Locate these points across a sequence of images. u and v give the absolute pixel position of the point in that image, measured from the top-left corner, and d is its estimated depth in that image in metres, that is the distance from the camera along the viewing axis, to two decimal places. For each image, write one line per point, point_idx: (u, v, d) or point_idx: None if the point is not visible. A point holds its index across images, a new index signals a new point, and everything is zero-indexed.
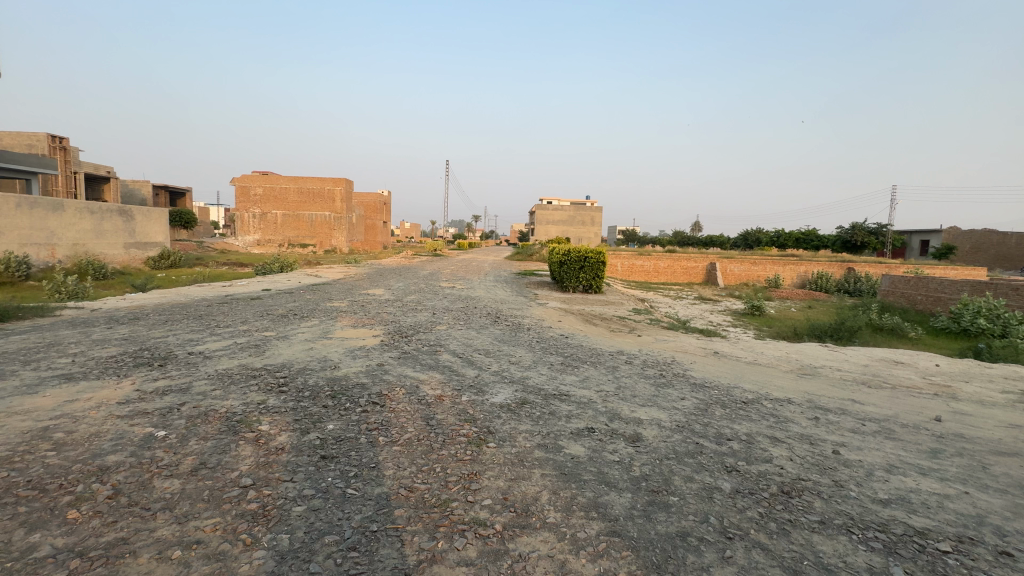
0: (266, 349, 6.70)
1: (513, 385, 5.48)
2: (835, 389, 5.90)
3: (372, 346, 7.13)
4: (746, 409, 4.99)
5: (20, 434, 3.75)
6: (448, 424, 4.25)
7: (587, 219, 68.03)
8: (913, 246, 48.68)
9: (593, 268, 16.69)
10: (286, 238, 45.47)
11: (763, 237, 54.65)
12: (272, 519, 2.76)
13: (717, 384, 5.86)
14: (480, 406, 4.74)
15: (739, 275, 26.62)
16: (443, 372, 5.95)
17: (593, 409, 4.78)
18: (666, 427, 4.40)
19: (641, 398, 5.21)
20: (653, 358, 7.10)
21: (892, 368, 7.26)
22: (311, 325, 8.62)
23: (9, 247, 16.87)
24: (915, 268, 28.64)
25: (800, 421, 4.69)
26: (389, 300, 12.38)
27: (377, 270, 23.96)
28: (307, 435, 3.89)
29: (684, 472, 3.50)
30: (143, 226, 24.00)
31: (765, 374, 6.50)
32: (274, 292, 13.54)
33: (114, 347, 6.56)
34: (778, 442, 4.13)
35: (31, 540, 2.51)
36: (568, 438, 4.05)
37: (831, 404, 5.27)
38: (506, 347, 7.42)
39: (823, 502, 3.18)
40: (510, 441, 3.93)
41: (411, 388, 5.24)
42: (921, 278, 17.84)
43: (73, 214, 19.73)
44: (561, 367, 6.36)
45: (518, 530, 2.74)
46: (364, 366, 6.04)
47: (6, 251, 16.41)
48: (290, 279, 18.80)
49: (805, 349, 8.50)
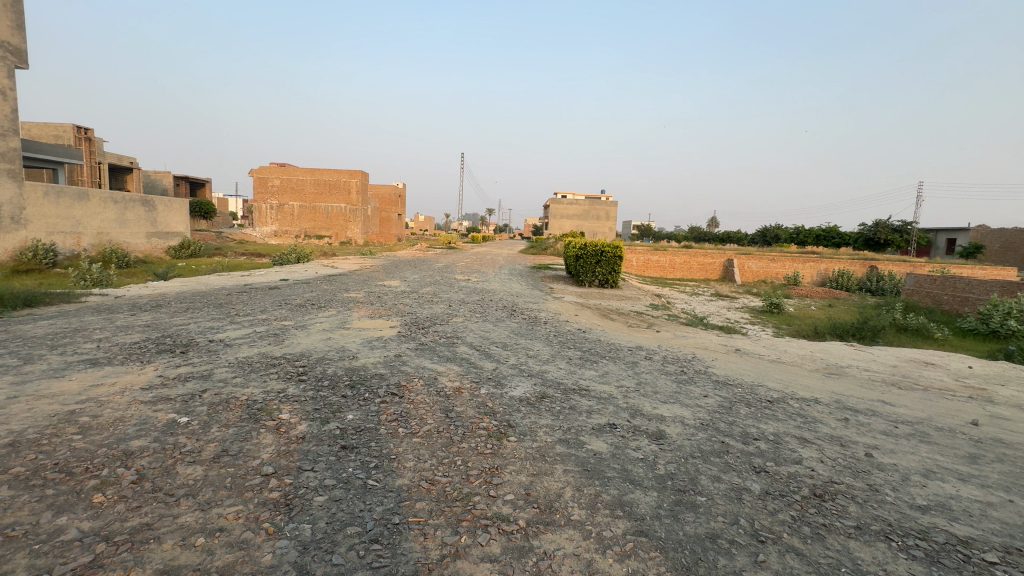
0: (284, 339, 6.72)
1: (532, 378, 5.43)
2: (863, 390, 5.72)
3: (390, 337, 7.13)
4: (772, 408, 4.85)
5: (48, 417, 3.80)
6: (468, 416, 4.21)
7: (601, 213, 67.45)
8: (939, 244, 47.32)
9: (609, 262, 16.50)
10: (302, 230, 45.96)
11: (783, 233, 53.60)
12: (294, 508, 2.74)
13: (740, 382, 5.71)
14: (498, 399, 4.68)
15: (757, 271, 26.17)
16: (461, 364, 5.90)
17: (615, 405, 4.69)
18: (689, 424, 4.29)
19: (663, 395, 5.10)
20: (673, 355, 6.96)
21: (923, 369, 7.01)
22: (329, 315, 8.66)
23: (37, 235, 17.29)
24: (941, 267, 27.84)
25: (829, 422, 4.55)
26: (405, 291, 12.40)
27: (392, 262, 24.11)
28: (328, 425, 3.88)
29: (711, 472, 3.40)
30: (165, 216, 24.40)
31: (790, 373, 6.32)
32: (291, 282, 13.64)
33: (137, 334, 6.66)
34: (807, 443, 4.00)
35: (58, 523, 2.52)
36: (590, 434, 3.97)
37: (860, 405, 5.11)
38: (524, 341, 7.34)
39: (858, 507, 3.06)
40: (531, 436, 3.87)
41: (429, 379, 5.20)
42: (948, 278, 17.32)
43: (98, 204, 20.13)
44: (580, 362, 6.27)
45: (542, 527, 2.67)
46: (381, 357, 6.03)
47: (34, 240, 16.83)
48: (306, 270, 19.04)
49: (829, 348, 8.26)
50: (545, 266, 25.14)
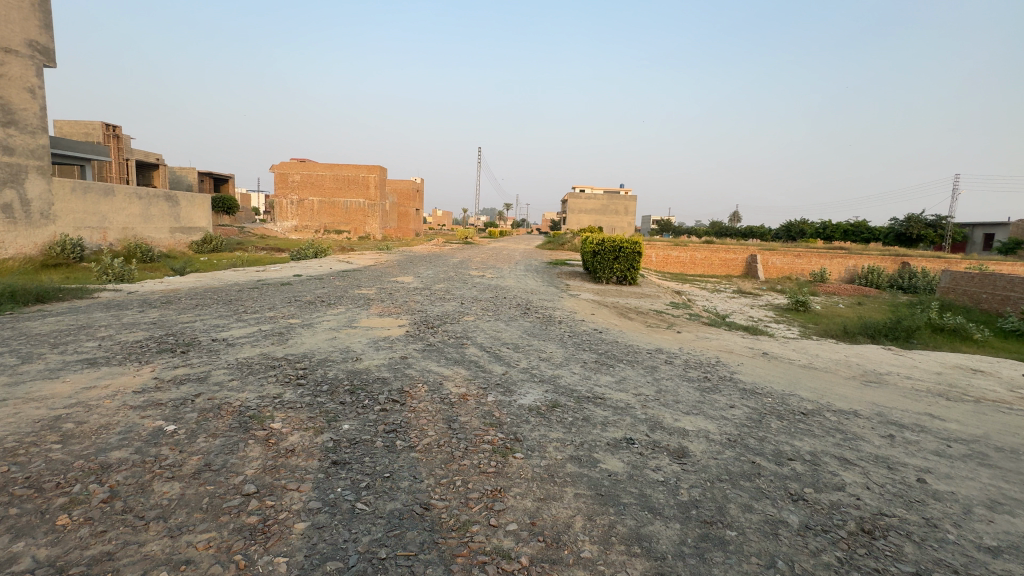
0: (289, 338, 6.51)
1: (543, 385, 5.07)
2: (907, 401, 5.22)
3: (397, 336, 6.88)
4: (806, 422, 4.42)
5: (31, 423, 3.62)
6: (472, 428, 3.89)
7: (620, 207, 66.43)
8: (976, 239, 45.19)
9: (628, 259, 16.01)
10: (322, 225, 46.41)
11: (807, 227, 51.95)
12: (271, 537, 2.46)
13: (769, 391, 5.27)
14: (506, 408, 4.35)
15: (781, 268, 25.31)
16: (468, 367, 5.59)
17: (632, 417, 4.32)
18: (714, 440, 3.90)
19: (685, 405, 4.70)
20: (696, 358, 6.55)
21: (970, 377, 6.45)
22: (337, 312, 8.46)
23: (65, 230, 17.59)
24: (979, 263, 26.53)
25: (873, 440, 4.10)
26: (418, 288, 12.15)
27: (407, 257, 24.05)
28: (321, 436, 3.61)
29: (740, 500, 3.03)
30: (188, 211, 24.72)
31: (825, 381, 5.83)
32: (305, 278, 13.55)
33: (141, 332, 6.51)
34: (849, 465, 3.58)
35: (13, 550, 2.29)
36: (604, 451, 3.62)
37: (905, 419, 4.63)
38: (536, 342, 6.99)
39: (916, 547, 2.65)
40: (539, 452, 3.53)
41: (433, 385, 4.89)
42: (987, 275, 16.33)
43: (123, 199, 20.42)
44: (595, 366, 5.89)
45: (548, 567, 2.34)
46: (386, 359, 5.76)
47: (61, 235, 17.11)
48: (322, 265, 19.03)
49: (865, 352, 7.71)
50: (562, 261, 24.70)
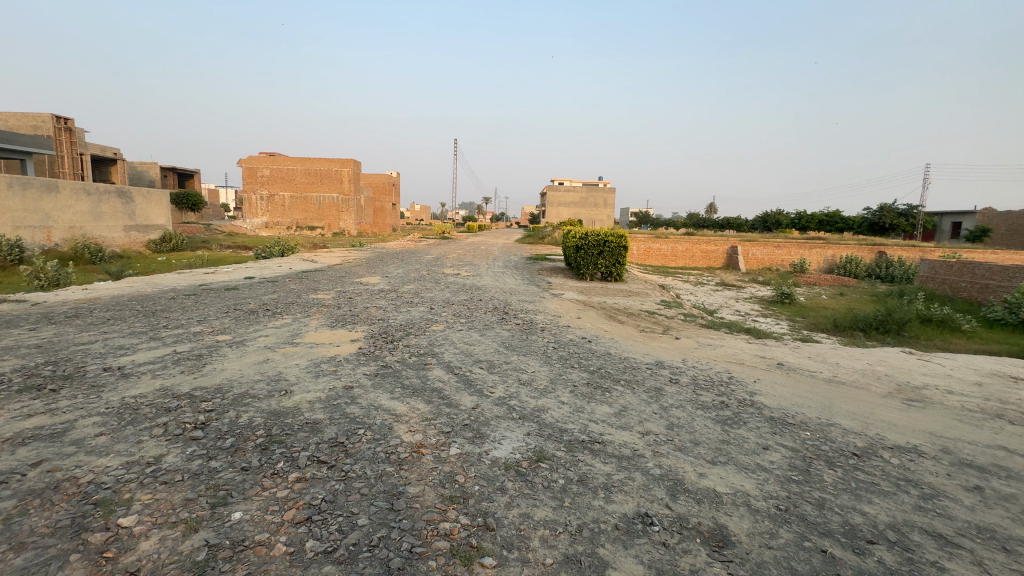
0: (206, 363, 5.19)
1: (523, 425, 3.90)
2: (971, 430, 4.24)
3: (348, 356, 5.65)
4: (866, 471, 3.39)
5: None
6: (422, 508, 2.73)
7: (600, 201, 65.63)
8: (944, 228, 45.93)
9: (614, 254, 15.00)
10: (293, 221, 44.29)
11: (783, 217, 52.05)
12: None
13: (803, 421, 4.24)
14: (474, 468, 3.19)
15: (762, 259, 24.69)
16: (428, 400, 4.39)
17: (643, 474, 3.21)
18: (760, 512, 2.83)
19: (708, 450, 3.61)
20: (705, 375, 5.50)
21: (1013, 389, 5.55)
22: (281, 325, 7.12)
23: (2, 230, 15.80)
24: (952, 251, 26.52)
25: (961, 498, 3.09)
26: (385, 291, 10.86)
27: (379, 254, 22.72)
28: (191, 540, 2.39)
29: None
30: (143, 208, 22.70)
31: (862, 403, 4.83)
32: (259, 281, 12.02)
33: (12, 361, 5.07)
34: (957, 551, 2.54)
35: None
36: (613, 543, 2.50)
37: (982, 460, 3.65)
38: (515, 359, 5.81)
39: None
40: (521, 553, 2.39)
41: (380, 431, 3.69)
42: (967, 263, 15.86)
43: (69, 195, 18.45)
44: (587, 392, 4.76)
45: None
46: (324, 391, 4.51)
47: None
48: (282, 265, 17.42)
49: (884, 357, 6.81)
50: (543, 256, 23.70)
